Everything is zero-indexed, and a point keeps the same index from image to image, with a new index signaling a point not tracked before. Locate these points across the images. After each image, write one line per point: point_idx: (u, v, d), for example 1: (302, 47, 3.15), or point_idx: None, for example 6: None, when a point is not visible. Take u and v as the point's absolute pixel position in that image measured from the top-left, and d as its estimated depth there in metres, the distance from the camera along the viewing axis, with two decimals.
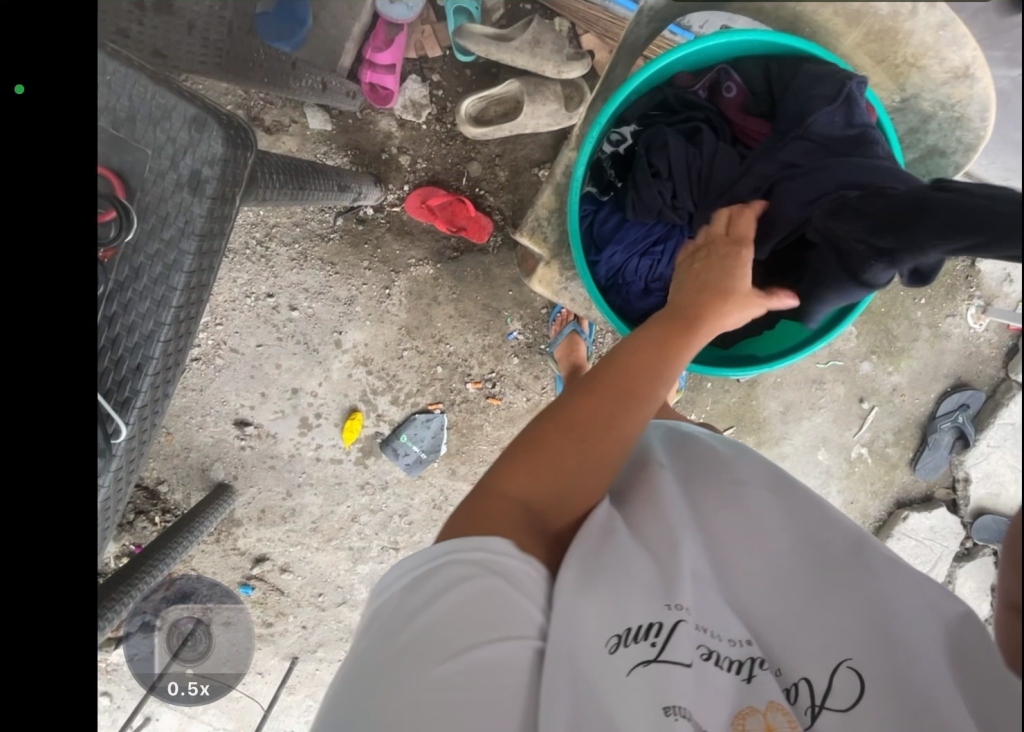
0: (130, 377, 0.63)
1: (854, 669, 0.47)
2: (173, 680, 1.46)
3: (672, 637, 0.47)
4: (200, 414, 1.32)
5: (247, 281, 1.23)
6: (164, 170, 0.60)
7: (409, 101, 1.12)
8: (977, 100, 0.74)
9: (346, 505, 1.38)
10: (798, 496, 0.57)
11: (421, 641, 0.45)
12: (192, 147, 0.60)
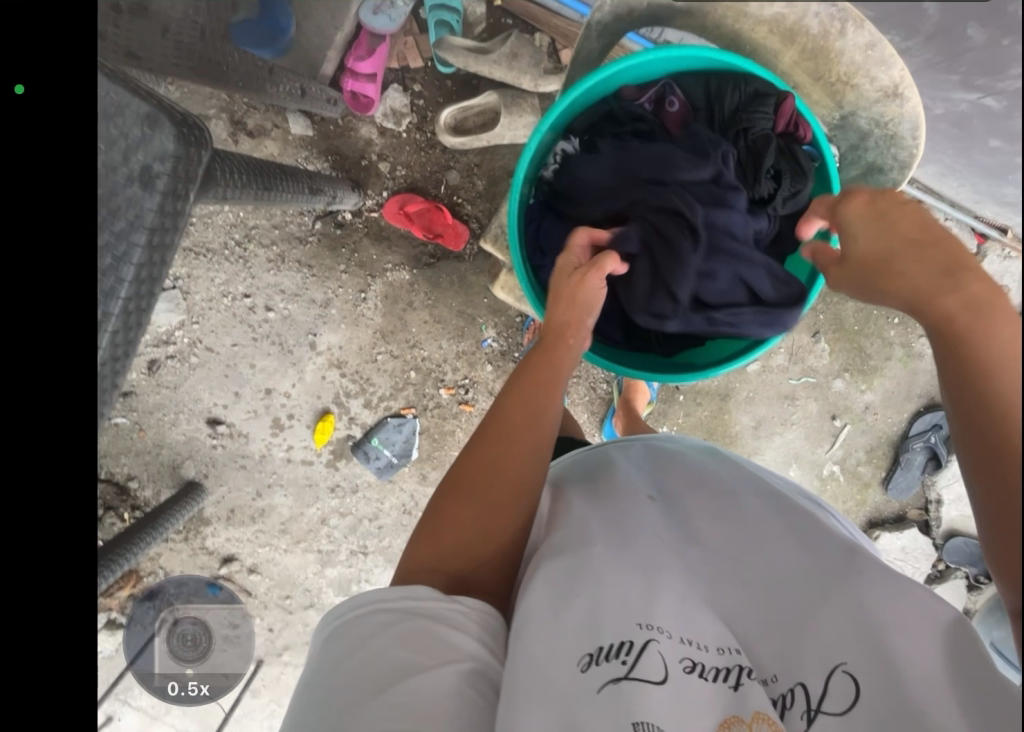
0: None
1: (849, 673, 0.49)
2: (172, 683, 1.45)
3: (643, 654, 0.50)
4: (173, 411, 1.32)
5: (224, 281, 1.24)
6: (115, 164, 0.63)
7: (390, 110, 1.13)
8: (908, 120, 0.71)
9: (316, 507, 1.38)
10: (793, 515, 0.64)
11: (361, 686, 0.47)
12: (144, 143, 0.64)
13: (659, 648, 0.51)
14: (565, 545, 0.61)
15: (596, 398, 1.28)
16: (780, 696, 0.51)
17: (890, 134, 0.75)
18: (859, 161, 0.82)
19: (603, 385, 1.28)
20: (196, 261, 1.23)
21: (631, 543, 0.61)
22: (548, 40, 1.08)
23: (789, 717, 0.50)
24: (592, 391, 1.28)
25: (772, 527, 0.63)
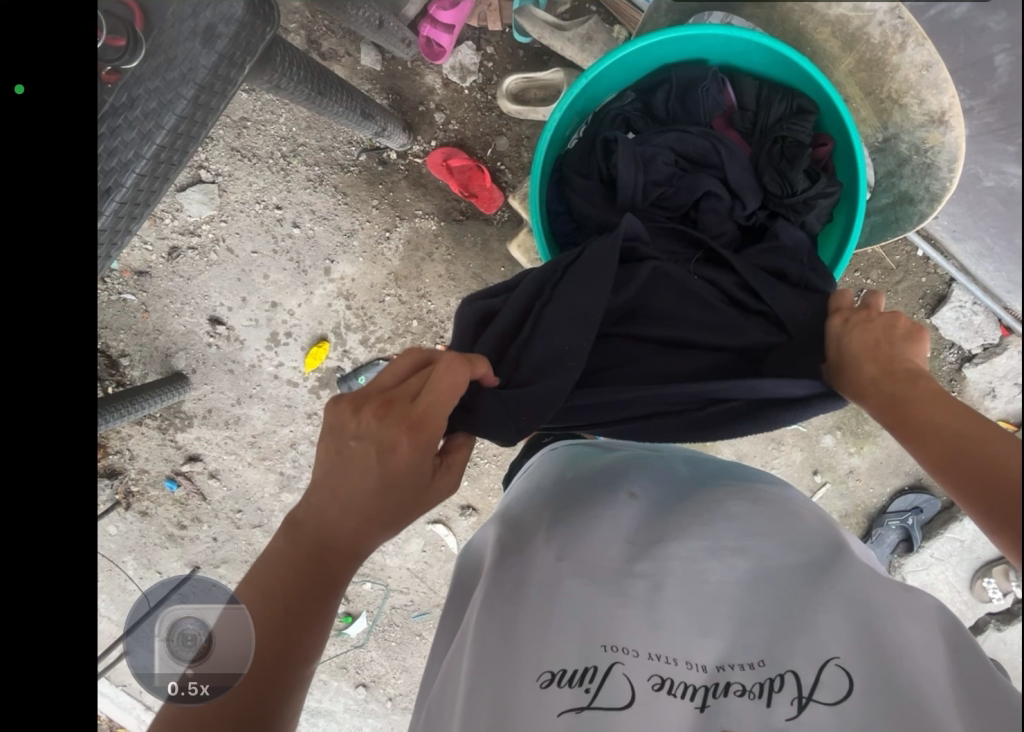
0: (97, 196, 0.69)
1: (841, 667, 0.50)
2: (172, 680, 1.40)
3: (606, 681, 0.50)
4: (180, 302, 1.34)
5: (261, 188, 1.26)
6: (184, 17, 0.68)
7: (459, 64, 1.14)
8: (948, 148, 0.77)
9: (289, 428, 1.40)
10: (773, 506, 0.66)
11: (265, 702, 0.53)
12: (214, 3, 0.68)
13: (625, 671, 0.51)
14: (541, 551, 0.63)
15: None
16: (765, 680, 0.51)
17: (929, 163, 0.80)
18: (892, 188, 0.86)
19: None
20: (240, 162, 1.25)
21: (590, 545, 0.62)
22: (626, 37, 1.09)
23: (775, 702, 0.50)
24: None
25: (756, 521, 0.64)
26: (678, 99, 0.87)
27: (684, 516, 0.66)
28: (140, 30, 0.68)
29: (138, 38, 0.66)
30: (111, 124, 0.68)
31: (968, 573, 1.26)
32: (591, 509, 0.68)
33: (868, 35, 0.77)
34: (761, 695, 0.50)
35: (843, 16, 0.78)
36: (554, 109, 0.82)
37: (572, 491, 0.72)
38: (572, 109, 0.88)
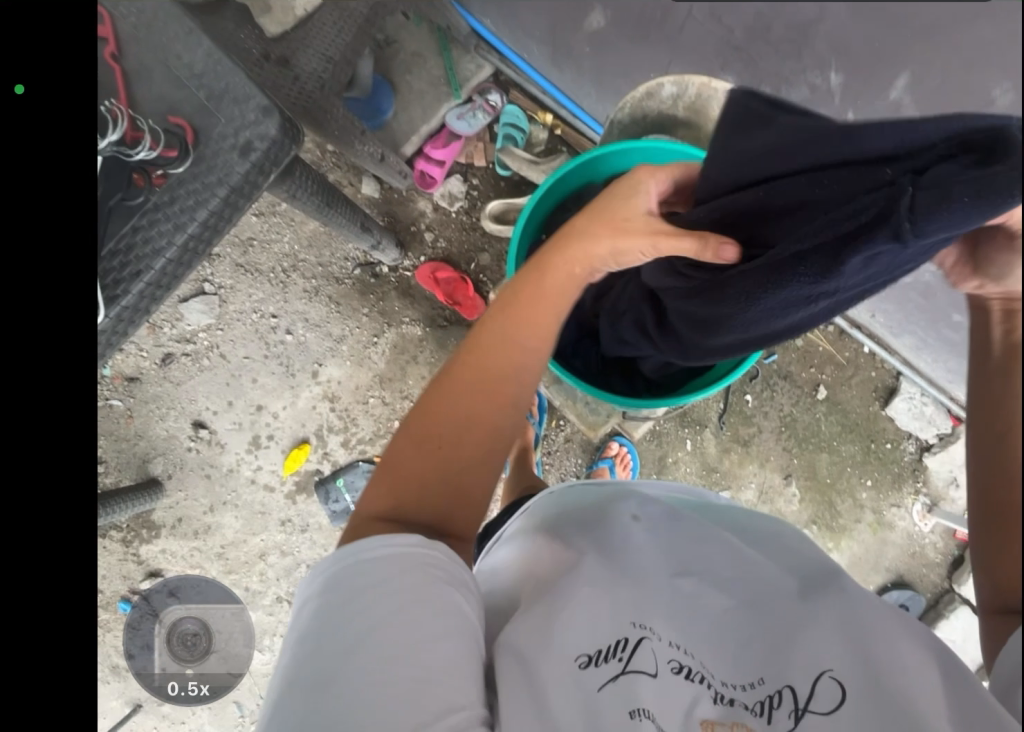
0: (129, 277, 0.81)
1: (834, 678, 0.50)
2: (173, 681, 1.40)
3: (636, 650, 0.53)
4: (165, 407, 1.37)
5: (259, 299, 1.35)
6: (227, 135, 0.82)
7: (448, 192, 1.31)
8: None
9: (260, 538, 1.36)
10: (767, 542, 0.71)
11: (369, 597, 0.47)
12: (253, 125, 0.82)
13: (652, 647, 0.53)
14: (560, 566, 0.63)
15: None
16: (764, 698, 0.51)
17: None
18: None
19: (572, 477, 1.30)
20: (242, 276, 1.35)
21: (622, 561, 0.63)
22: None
23: (775, 717, 0.49)
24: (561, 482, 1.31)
25: (757, 555, 0.66)
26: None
27: (689, 541, 0.68)
28: (189, 143, 0.82)
29: (188, 150, 0.81)
30: (150, 218, 0.81)
31: None
32: (594, 532, 0.69)
33: None
34: (761, 713, 0.50)
35: None
36: (524, 212, 0.90)
37: (576, 517, 0.74)
38: (539, 212, 0.98)
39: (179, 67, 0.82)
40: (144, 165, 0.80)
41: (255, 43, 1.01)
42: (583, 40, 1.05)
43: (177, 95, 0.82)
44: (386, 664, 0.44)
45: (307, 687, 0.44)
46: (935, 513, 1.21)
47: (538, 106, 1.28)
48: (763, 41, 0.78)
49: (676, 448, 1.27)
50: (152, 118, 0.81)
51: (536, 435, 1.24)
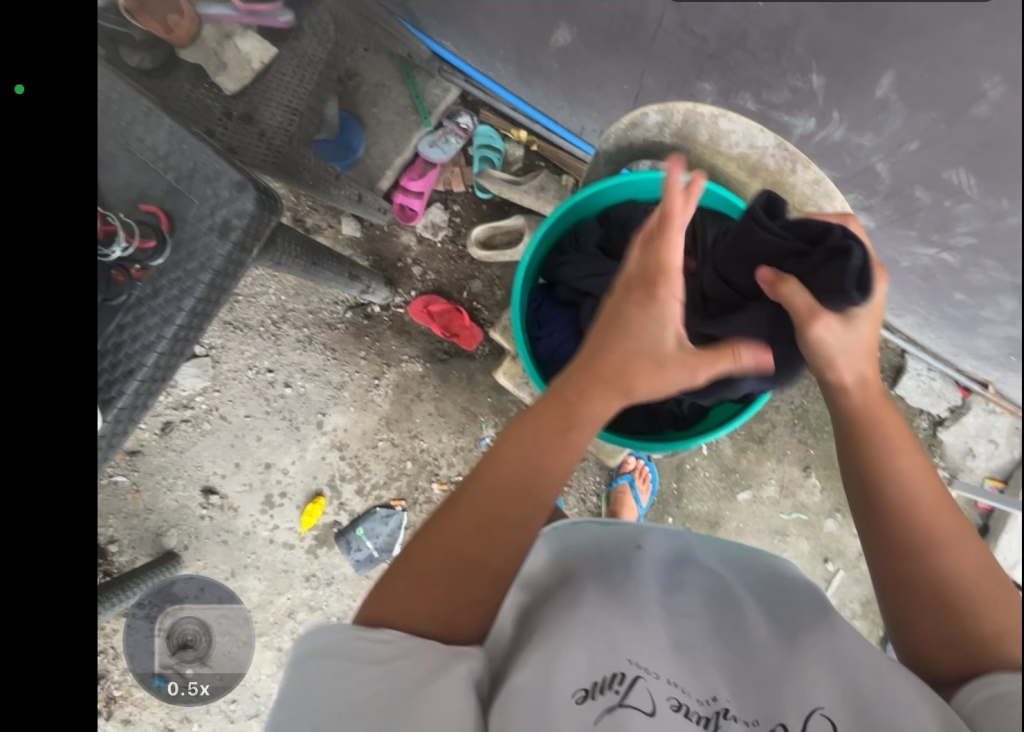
0: (122, 378, 0.75)
1: (827, 717, 0.46)
2: (172, 680, 1.34)
3: (632, 685, 0.49)
4: (172, 476, 1.33)
5: (253, 355, 1.31)
6: (203, 216, 0.76)
7: (430, 222, 1.27)
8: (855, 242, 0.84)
9: (286, 597, 1.33)
10: (764, 577, 0.68)
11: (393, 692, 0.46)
12: (229, 202, 0.77)
13: (648, 685, 0.49)
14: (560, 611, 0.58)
15: (585, 507, 1.28)
16: None
17: None
18: None
19: (594, 496, 1.28)
20: (232, 334, 1.31)
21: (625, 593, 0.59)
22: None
23: None
24: (583, 502, 1.28)
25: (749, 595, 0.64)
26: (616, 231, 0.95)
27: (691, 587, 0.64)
28: (165, 232, 0.76)
29: (166, 238, 0.76)
30: (136, 313, 0.76)
31: None
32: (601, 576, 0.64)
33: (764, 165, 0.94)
34: None
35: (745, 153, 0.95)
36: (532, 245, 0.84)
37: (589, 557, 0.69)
38: (536, 255, 0.93)
39: (141, 151, 0.77)
40: (122, 263, 0.74)
41: (214, 101, 0.95)
42: (551, 57, 1.00)
43: (144, 180, 0.76)
44: (399, 723, 0.45)
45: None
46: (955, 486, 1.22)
47: (510, 124, 1.24)
48: (739, 48, 0.75)
49: (693, 453, 1.27)
50: (122, 210, 0.76)
51: None
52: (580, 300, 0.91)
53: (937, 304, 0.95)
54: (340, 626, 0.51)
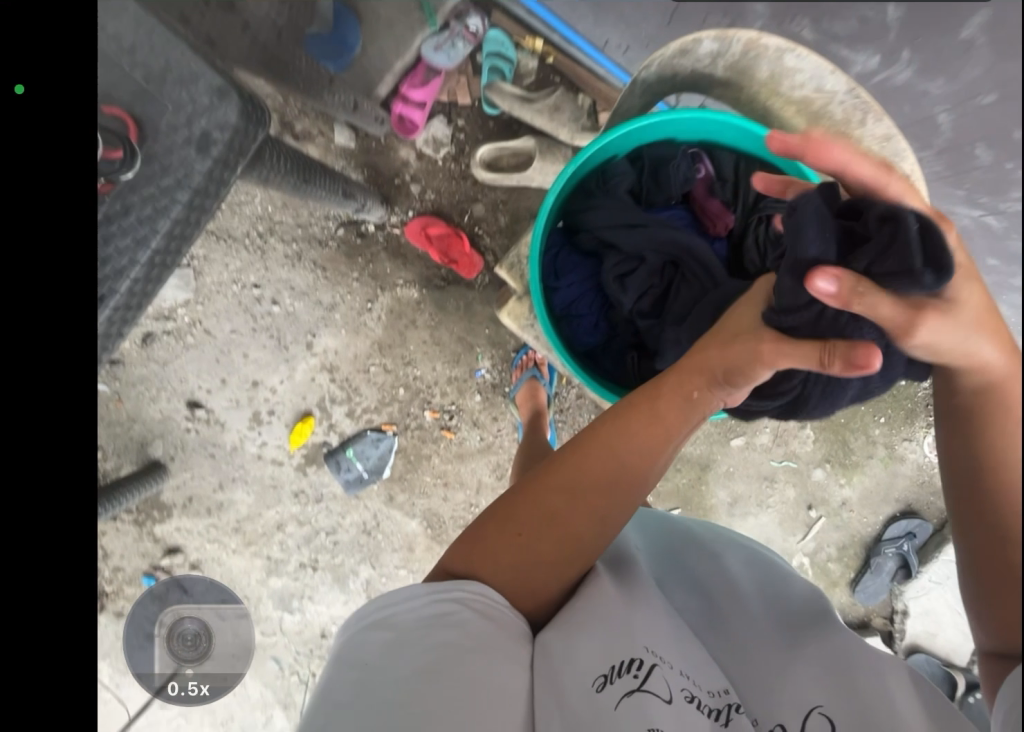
0: None
1: (824, 715, 0.49)
2: (172, 681, 1.40)
3: (650, 673, 0.52)
4: (156, 388, 1.31)
5: (238, 268, 1.26)
6: (178, 125, 0.69)
7: (431, 137, 1.17)
8: None
9: (275, 510, 1.35)
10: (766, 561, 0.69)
11: (435, 664, 0.50)
12: (209, 110, 0.69)
13: (663, 674, 0.53)
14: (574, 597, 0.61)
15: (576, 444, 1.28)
16: None
17: None
18: None
19: None
20: (215, 244, 1.24)
21: (638, 586, 0.62)
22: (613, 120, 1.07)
23: None
24: None
25: (751, 578, 0.66)
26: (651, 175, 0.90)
27: (692, 578, 0.68)
28: (134, 142, 0.68)
29: (135, 149, 0.67)
30: (104, 233, 0.69)
31: None
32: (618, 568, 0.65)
33: (830, 113, 0.80)
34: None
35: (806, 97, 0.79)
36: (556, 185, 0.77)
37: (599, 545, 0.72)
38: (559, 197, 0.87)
39: (105, 42, 0.67)
40: None
41: None
42: None
43: (109, 78, 0.67)
44: (460, 695, 0.49)
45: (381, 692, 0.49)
46: None
47: None
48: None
49: None
50: None
51: (548, 394, 1.22)
52: (603, 250, 0.87)
53: None
54: (416, 589, 0.55)
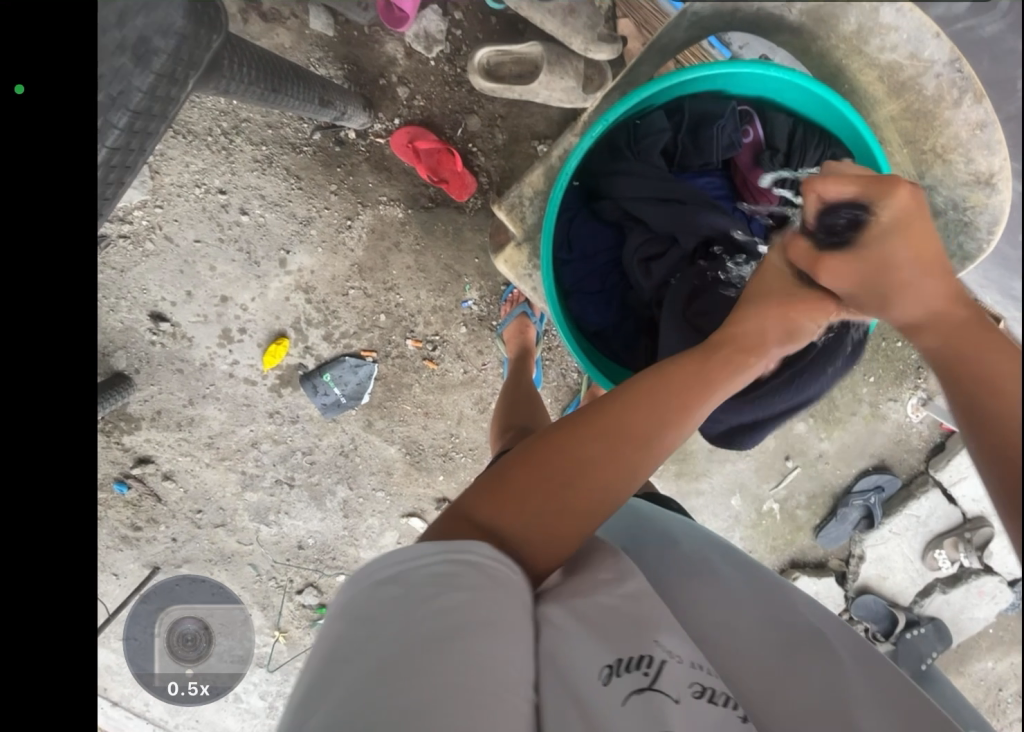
0: None
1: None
2: (172, 681, 1.48)
3: (661, 668, 0.44)
4: (114, 296, 1.20)
5: (200, 169, 1.12)
6: (108, 26, 0.56)
7: (422, 32, 1.02)
8: (990, 211, 0.77)
9: (249, 428, 1.31)
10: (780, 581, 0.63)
11: (441, 628, 0.43)
12: (148, 9, 0.56)
13: (673, 668, 0.45)
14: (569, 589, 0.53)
15: (563, 383, 1.24)
16: None
17: (966, 222, 0.80)
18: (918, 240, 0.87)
19: (574, 373, 1.24)
20: (174, 140, 1.10)
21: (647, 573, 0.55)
22: (632, 29, 0.98)
23: None
24: (562, 377, 1.24)
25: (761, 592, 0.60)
26: (689, 133, 0.83)
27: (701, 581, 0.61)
28: None
29: None
30: None
31: (920, 546, 1.33)
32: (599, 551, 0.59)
33: (919, 86, 0.76)
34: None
35: (895, 64, 0.76)
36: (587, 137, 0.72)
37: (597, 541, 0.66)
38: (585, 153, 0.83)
39: None
40: None
41: None
42: None
43: None
44: (472, 669, 0.42)
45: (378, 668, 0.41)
46: (928, 407, 1.22)
47: None
48: None
49: None
50: None
51: (538, 333, 1.16)
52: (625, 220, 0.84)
53: None
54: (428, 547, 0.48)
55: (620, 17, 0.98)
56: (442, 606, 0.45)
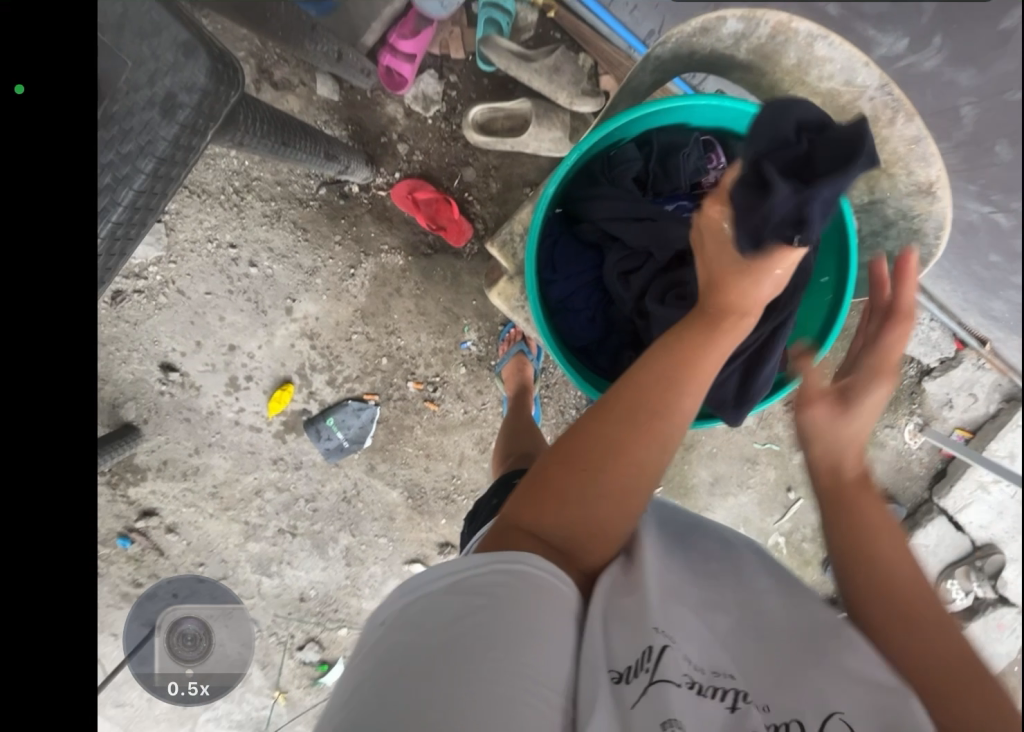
0: None
1: (844, 720, 0.46)
2: (173, 681, 1.41)
3: (660, 659, 0.48)
4: (127, 348, 1.25)
5: (212, 225, 1.19)
6: (139, 85, 0.61)
7: (421, 94, 1.11)
8: (934, 217, 0.82)
9: (253, 476, 1.32)
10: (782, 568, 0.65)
11: (467, 641, 0.46)
12: (175, 69, 0.61)
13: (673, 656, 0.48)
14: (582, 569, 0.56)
15: (562, 420, 1.27)
16: (779, 722, 0.47)
17: (914, 228, 0.85)
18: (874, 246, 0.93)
19: (572, 410, 1.27)
20: (188, 199, 1.17)
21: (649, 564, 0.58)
22: (614, 84, 1.07)
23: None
24: (560, 415, 1.27)
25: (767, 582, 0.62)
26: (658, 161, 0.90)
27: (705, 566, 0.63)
28: None
29: None
30: None
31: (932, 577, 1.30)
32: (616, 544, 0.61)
33: (857, 108, 0.80)
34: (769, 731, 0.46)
35: (833, 90, 0.81)
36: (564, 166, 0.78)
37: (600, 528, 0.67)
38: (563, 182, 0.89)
39: None
40: None
41: None
42: None
43: None
44: (494, 679, 0.44)
45: (406, 678, 0.44)
46: (925, 433, 1.23)
47: None
48: None
49: None
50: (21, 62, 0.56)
51: (535, 370, 1.20)
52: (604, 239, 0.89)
53: (965, 261, 0.90)
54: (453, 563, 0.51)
55: (602, 74, 1.08)
56: (462, 618, 0.47)
